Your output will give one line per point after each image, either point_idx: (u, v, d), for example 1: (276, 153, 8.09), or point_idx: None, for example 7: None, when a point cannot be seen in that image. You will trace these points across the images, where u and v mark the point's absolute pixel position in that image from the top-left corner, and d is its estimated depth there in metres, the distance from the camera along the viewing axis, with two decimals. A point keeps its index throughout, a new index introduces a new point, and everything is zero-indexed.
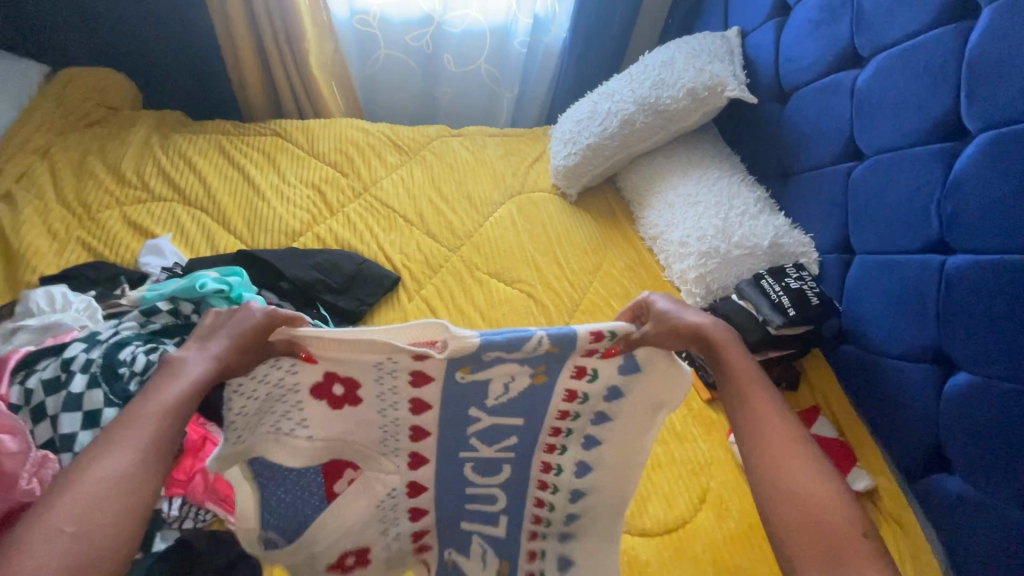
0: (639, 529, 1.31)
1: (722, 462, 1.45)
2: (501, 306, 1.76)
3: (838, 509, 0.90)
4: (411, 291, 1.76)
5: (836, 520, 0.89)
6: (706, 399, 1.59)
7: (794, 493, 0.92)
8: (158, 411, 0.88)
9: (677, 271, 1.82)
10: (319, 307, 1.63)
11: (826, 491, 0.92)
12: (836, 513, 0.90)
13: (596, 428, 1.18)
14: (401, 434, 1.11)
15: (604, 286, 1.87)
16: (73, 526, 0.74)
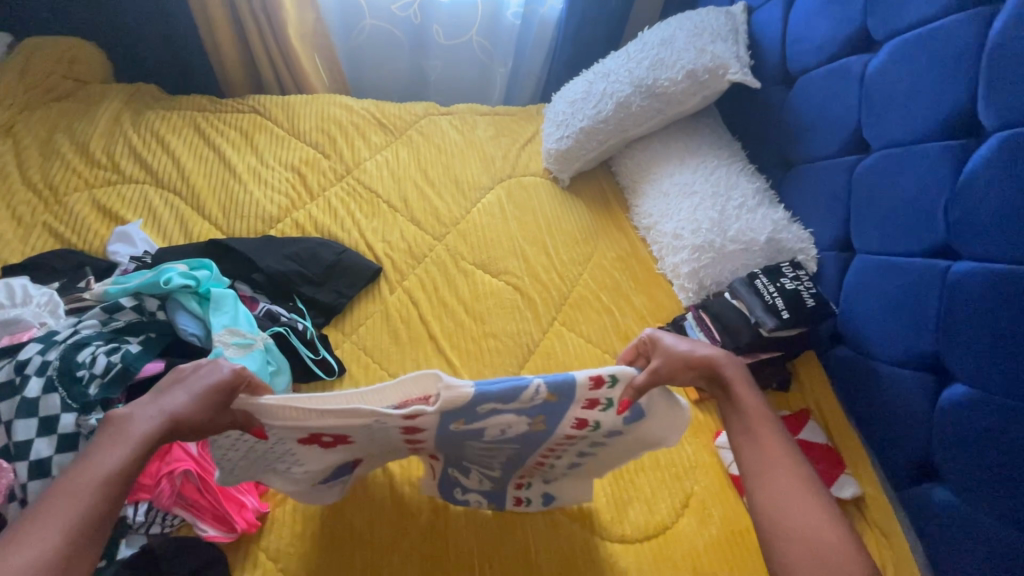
0: (619, 535, 1.29)
1: (707, 466, 1.42)
2: (486, 299, 1.70)
3: (837, 542, 0.96)
4: (393, 283, 1.69)
5: (835, 552, 0.95)
6: (694, 400, 1.54)
7: (795, 526, 0.98)
8: (91, 483, 0.84)
9: (671, 265, 1.76)
10: (296, 299, 1.57)
11: (825, 523, 0.98)
12: (835, 545, 0.96)
13: (586, 452, 1.19)
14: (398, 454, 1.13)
15: (594, 278, 1.81)
16: None
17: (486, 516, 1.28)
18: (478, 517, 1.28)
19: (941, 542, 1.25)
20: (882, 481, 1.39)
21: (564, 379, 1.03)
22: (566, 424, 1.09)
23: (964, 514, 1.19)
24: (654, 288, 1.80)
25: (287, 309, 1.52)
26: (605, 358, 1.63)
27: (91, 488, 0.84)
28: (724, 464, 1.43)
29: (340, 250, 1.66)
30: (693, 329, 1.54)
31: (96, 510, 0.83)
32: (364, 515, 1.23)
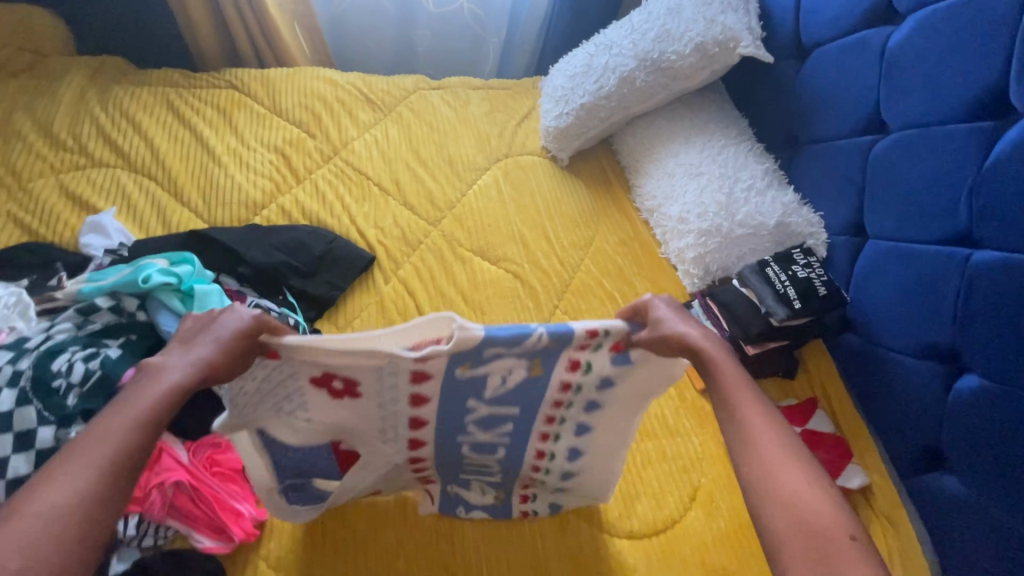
0: (627, 531, 1.27)
1: (714, 458, 1.40)
2: (485, 287, 1.63)
3: (837, 515, 0.85)
4: (387, 272, 1.62)
5: (833, 527, 0.84)
6: (699, 390, 1.52)
7: (788, 498, 0.87)
8: (124, 429, 0.80)
9: (675, 250, 1.70)
10: (286, 293, 1.49)
11: (824, 497, 0.87)
12: (835, 520, 0.85)
13: (585, 417, 1.13)
14: (400, 424, 1.05)
15: (596, 264, 1.74)
16: (15, 562, 0.68)
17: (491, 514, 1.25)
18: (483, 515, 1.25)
19: (946, 530, 1.26)
20: (889, 470, 1.37)
21: (561, 332, 0.96)
22: (553, 389, 1.05)
23: (973, 505, 1.19)
24: (657, 273, 1.74)
25: (277, 303, 1.44)
26: None
27: (125, 432, 0.80)
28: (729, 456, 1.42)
29: (331, 239, 1.58)
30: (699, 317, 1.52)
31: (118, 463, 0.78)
32: (366, 519, 1.20)
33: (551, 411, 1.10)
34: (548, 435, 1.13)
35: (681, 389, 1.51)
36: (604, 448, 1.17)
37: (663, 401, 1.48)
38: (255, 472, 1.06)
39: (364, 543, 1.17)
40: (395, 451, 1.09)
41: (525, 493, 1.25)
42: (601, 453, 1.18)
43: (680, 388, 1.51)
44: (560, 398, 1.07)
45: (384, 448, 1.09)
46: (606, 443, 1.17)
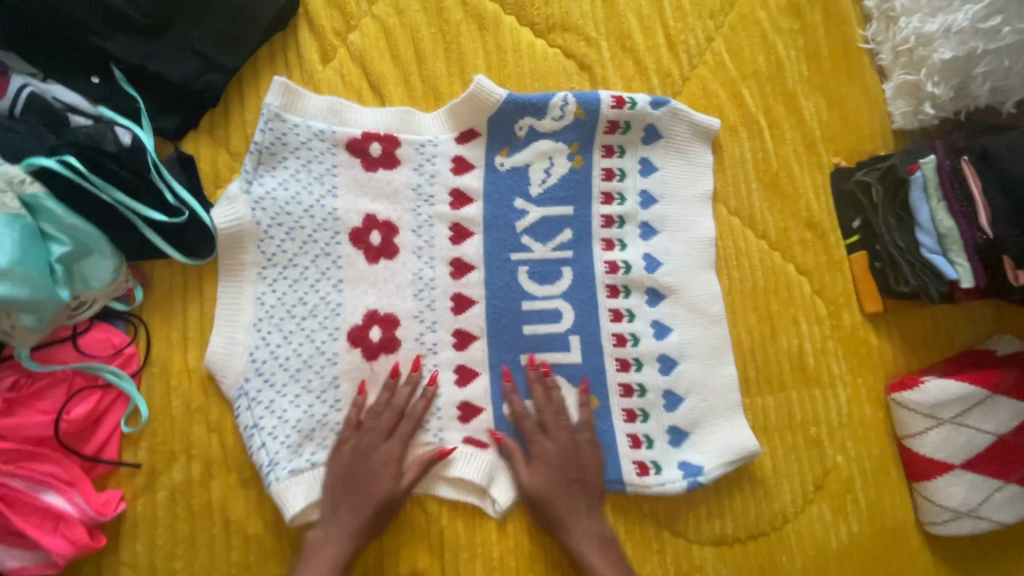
0: (714, 535, 0.81)
1: (865, 425, 0.87)
2: (524, 79, 0.84)
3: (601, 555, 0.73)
4: (325, 36, 0.80)
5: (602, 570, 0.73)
6: (869, 313, 0.89)
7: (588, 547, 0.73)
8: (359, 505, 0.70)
9: (910, 33, 0.84)
10: (98, 68, 0.70)
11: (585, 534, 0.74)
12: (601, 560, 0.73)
13: (658, 281, 0.83)
14: (441, 301, 0.78)
15: (733, 54, 0.91)
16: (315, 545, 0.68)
17: (496, 549, 0.75)
18: (484, 539, 0.75)
19: None
20: None
21: (611, 481, 0.78)
22: (606, 346, 0.80)
23: None
24: (841, 85, 0.92)
25: (91, 100, 0.70)
26: (735, 226, 0.89)
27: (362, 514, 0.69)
28: (894, 428, 0.87)
29: None
30: (924, 193, 0.81)
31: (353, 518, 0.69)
32: None
33: (614, 304, 0.81)
34: (618, 264, 0.82)
35: (837, 308, 0.89)
36: (688, 275, 0.84)
37: (803, 327, 0.88)
38: (231, 226, 0.72)
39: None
40: (432, 271, 0.78)
41: (608, 193, 0.84)
42: (684, 234, 0.85)
43: (844, 288, 0.89)
44: (620, 332, 0.81)
45: (422, 240, 0.79)
46: (685, 247, 0.85)
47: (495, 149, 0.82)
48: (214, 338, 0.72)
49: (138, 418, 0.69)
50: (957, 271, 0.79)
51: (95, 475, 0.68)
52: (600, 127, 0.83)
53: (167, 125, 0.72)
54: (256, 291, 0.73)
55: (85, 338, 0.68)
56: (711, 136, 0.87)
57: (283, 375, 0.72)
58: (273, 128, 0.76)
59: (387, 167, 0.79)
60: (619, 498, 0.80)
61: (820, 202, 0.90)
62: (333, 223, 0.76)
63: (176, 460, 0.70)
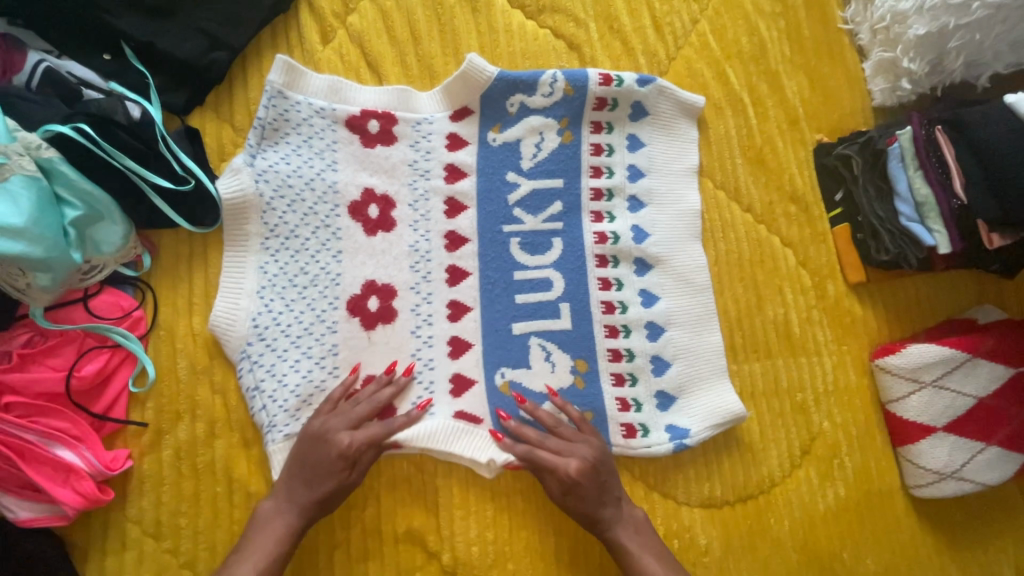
0: (703, 497, 0.83)
1: (851, 391, 0.89)
2: (516, 58, 0.88)
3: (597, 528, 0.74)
4: (325, 18, 0.84)
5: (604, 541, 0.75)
6: (854, 281, 0.91)
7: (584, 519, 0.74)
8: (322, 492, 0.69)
9: (886, 11, 0.88)
10: (110, 46, 0.74)
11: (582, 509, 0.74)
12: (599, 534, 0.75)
13: (646, 252, 0.86)
14: (435, 272, 0.81)
15: (717, 35, 0.94)
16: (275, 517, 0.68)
17: (489, 509, 0.77)
18: (477, 498, 0.77)
19: None
20: None
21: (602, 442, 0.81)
22: (595, 313, 0.83)
23: None
24: (822, 64, 0.95)
25: (103, 76, 0.74)
26: (721, 199, 0.92)
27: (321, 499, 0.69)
28: (878, 393, 0.89)
29: None
30: (901, 163, 0.85)
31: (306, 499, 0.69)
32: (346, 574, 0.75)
33: (603, 272, 0.84)
34: (607, 235, 0.85)
35: (822, 278, 0.91)
36: (675, 248, 0.87)
37: (788, 296, 0.90)
38: (234, 195, 0.75)
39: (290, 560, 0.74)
40: (427, 241, 0.81)
41: (596, 167, 0.87)
42: (672, 207, 0.88)
43: (828, 263, 0.91)
44: (609, 299, 0.84)
45: (418, 213, 0.82)
46: (672, 219, 0.88)
47: (487, 125, 0.85)
48: (217, 303, 0.74)
49: (145, 378, 0.72)
50: (934, 237, 0.82)
51: (104, 433, 0.71)
52: (589, 104, 0.86)
53: (174, 100, 0.76)
54: (258, 259, 0.76)
55: (95, 300, 0.71)
56: (695, 113, 0.91)
57: (284, 340, 0.75)
58: (277, 103, 0.79)
59: (385, 144, 0.82)
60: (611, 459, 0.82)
61: (803, 173, 0.93)
62: (333, 196, 0.79)
63: (182, 420, 0.73)
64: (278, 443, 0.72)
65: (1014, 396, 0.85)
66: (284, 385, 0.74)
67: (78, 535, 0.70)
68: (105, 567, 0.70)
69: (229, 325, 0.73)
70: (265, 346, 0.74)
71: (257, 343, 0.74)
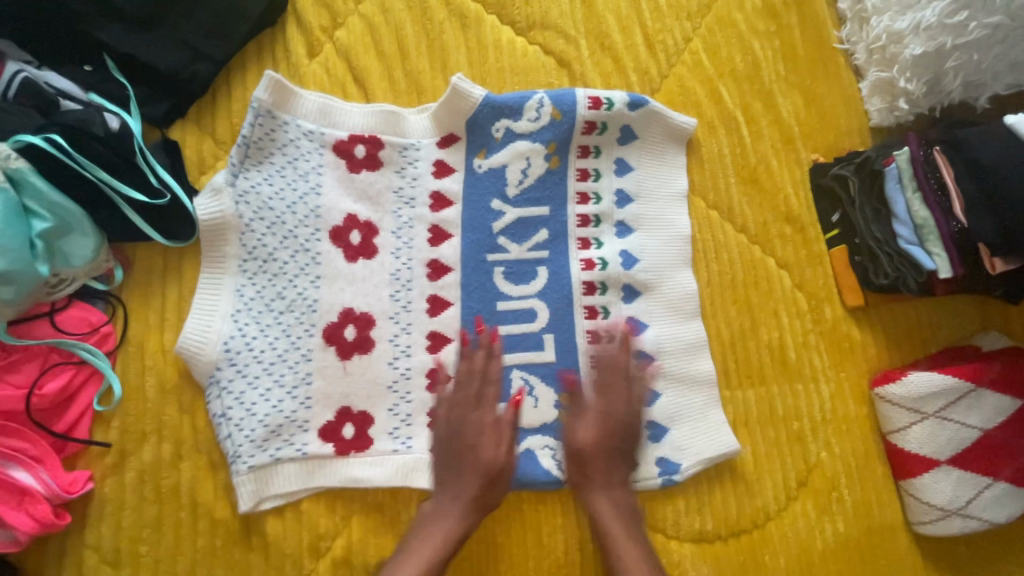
0: (692, 532, 0.79)
1: (850, 421, 0.85)
2: (505, 76, 0.87)
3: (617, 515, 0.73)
4: (312, 33, 0.84)
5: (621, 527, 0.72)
6: (853, 308, 0.88)
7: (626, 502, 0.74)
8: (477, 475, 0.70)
9: (882, 31, 0.86)
10: (93, 57, 0.74)
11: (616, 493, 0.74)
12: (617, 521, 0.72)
13: (635, 275, 0.83)
14: (415, 300, 0.78)
15: (710, 53, 0.93)
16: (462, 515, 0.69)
17: (465, 541, 0.74)
18: None
19: None
20: None
21: None
22: (580, 343, 0.80)
23: None
24: (819, 83, 0.94)
25: (83, 87, 0.73)
26: (714, 219, 0.89)
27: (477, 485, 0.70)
28: (878, 424, 0.85)
29: None
30: (898, 185, 0.82)
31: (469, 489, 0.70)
32: None
33: (590, 301, 0.82)
34: (594, 262, 0.83)
35: (819, 302, 0.88)
36: (665, 271, 0.84)
37: (783, 320, 0.87)
38: (211, 216, 0.73)
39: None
40: (408, 268, 0.79)
41: (584, 193, 0.85)
42: (662, 230, 0.86)
43: (824, 292, 0.88)
44: (595, 329, 0.81)
45: (400, 239, 0.80)
46: (663, 243, 0.86)
47: (473, 151, 0.83)
48: (188, 325, 0.72)
49: (111, 396, 0.70)
50: (934, 262, 0.79)
51: (64, 454, 0.68)
52: (578, 128, 0.84)
53: (154, 113, 0.75)
54: (234, 282, 0.74)
55: (62, 315, 0.69)
56: (686, 135, 0.89)
57: (256, 367, 0.72)
58: (261, 122, 0.77)
59: (369, 169, 0.80)
60: None
61: (799, 194, 0.90)
62: (314, 220, 0.77)
63: (147, 440, 0.70)
64: (243, 473, 0.70)
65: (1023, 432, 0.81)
66: (254, 412, 0.71)
67: (33, 560, 0.67)
68: None
69: (200, 351, 0.71)
70: (236, 373, 0.71)
71: (229, 368, 0.71)
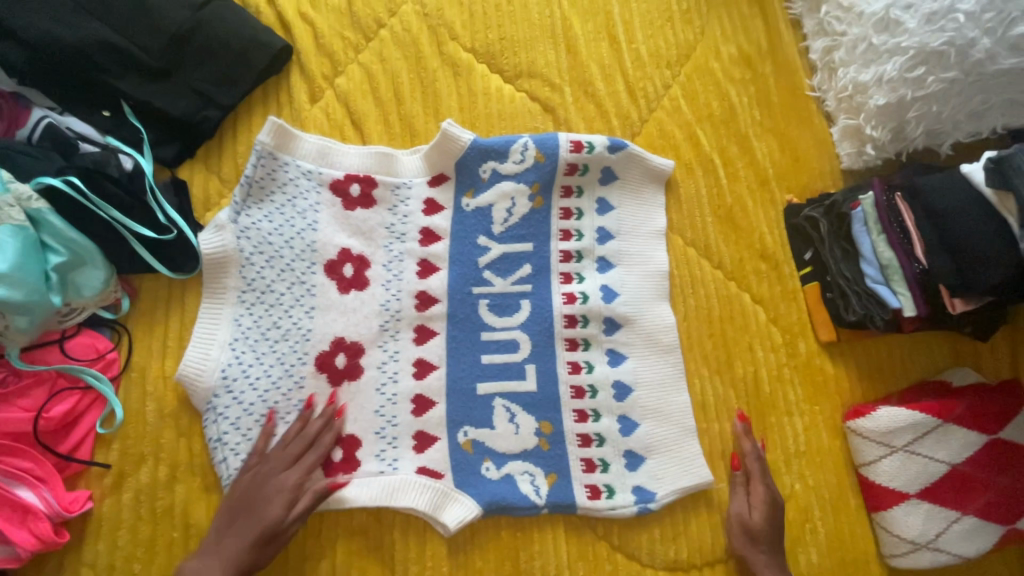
0: (668, 561, 0.81)
1: (825, 454, 0.87)
2: (493, 120, 0.92)
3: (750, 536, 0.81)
4: (314, 80, 0.90)
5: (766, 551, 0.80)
6: (826, 342, 0.91)
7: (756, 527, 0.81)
8: (257, 531, 0.69)
9: (848, 82, 0.91)
10: (110, 104, 0.80)
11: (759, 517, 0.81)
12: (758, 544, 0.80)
13: (614, 309, 0.87)
14: (403, 330, 0.83)
15: (689, 99, 0.99)
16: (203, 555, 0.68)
17: (446, 564, 0.76)
18: (434, 554, 0.77)
19: None
20: None
21: (566, 504, 0.79)
22: (561, 374, 0.84)
23: None
24: (792, 128, 0.99)
25: (101, 131, 0.79)
26: (691, 255, 0.93)
27: (251, 542, 0.68)
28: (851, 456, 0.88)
29: (201, 4, 0.83)
30: (864, 227, 0.87)
31: (233, 548, 0.68)
32: None
33: (570, 333, 0.85)
34: (575, 296, 0.87)
35: (793, 337, 0.91)
36: (643, 305, 0.88)
37: (758, 354, 0.90)
38: (216, 249, 0.78)
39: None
40: (397, 299, 0.83)
41: (567, 230, 0.90)
42: (640, 267, 0.90)
43: (797, 328, 0.91)
44: (575, 360, 0.85)
45: (391, 272, 0.84)
46: (641, 278, 0.90)
47: (461, 191, 0.88)
48: (189, 352, 0.76)
49: (113, 420, 0.74)
50: (899, 300, 0.83)
51: (66, 475, 0.72)
52: (560, 170, 0.89)
53: (165, 154, 0.81)
54: (233, 312, 0.79)
55: (71, 342, 0.74)
56: (665, 176, 0.94)
57: (251, 393, 0.76)
58: (263, 163, 0.83)
59: (363, 207, 0.86)
60: (573, 520, 0.80)
61: (773, 233, 0.94)
62: (310, 254, 0.82)
63: (145, 462, 0.74)
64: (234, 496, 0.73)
65: (991, 465, 0.83)
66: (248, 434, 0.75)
67: None
68: None
69: (198, 378, 0.75)
70: (232, 399, 0.76)
71: (225, 394, 0.76)
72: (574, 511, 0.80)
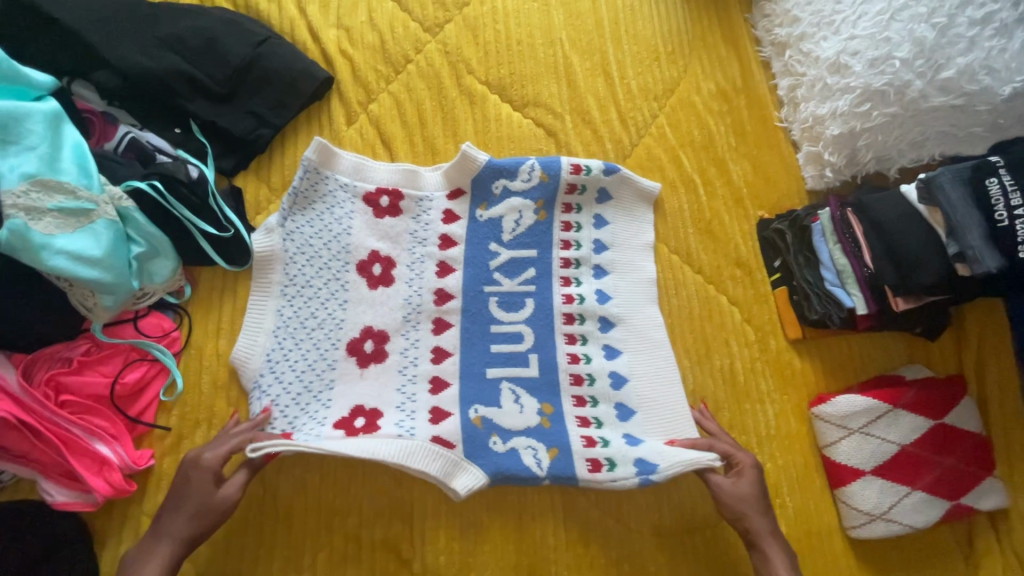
0: (653, 527, 0.91)
1: (795, 440, 0.99)
2: (503, 142, 1.07)
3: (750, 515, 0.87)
4: (351, 105, 1.05)
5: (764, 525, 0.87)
6: (794, 340, 1.03)
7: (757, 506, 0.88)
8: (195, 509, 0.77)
9: (809, 114, 1.06)
10: (182, 123, 0.95)
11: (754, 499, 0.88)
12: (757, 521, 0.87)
13: (608, 307, 1.00)
14: (423, 322, 0.95)
15: (673, 128, 1.13)
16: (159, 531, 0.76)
17: (457, 523, 0.87)
18: (446, 514, 0.88)
19: None
20: None
21: (567, 477, 0.88)
22: (562, 364, 0.96)
23: None
24: (763, 153, 1.13)
25: (173, 145, 0.94)
26: (675, 262, 1.07)
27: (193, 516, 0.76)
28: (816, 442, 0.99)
29: (261, 41, 0.99)
30: (823, 238, 1.01)
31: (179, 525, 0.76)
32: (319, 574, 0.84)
33: (570, 328, 0.98)
34: (574, 296, 1.00)
35: (764, 335, 1.03)
36: (632, 305, 1.01)
37: (734, 349, 1.02)
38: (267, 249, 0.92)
39: (202, 549, 0.84)
40: (418, 294, 0.96)
41: (567, 240, 1.03)
42: (631, 274, 1.04)
43: (769, 329, 1.03)
44: (573, 350, 0.97)
45: (413, 272, 0.97)
46: (632, 283, 1.03)
47: (476, 203, 1.02)
48: (240, 339, 0.89)
49: (174, 389, 0.86)
50: (852, 300, 0.97)
51: (134, 434, 0.84)
52: (562, 189, 1.04)
53: (225, 165, 0.96)
54: (276, 302, 0.92)
55: (143, 321, 0.87)
56: (652, 195, 1.08)
57: (291, 372, 0.88)
58: (308, 176, 0.97)
59: (391, 215, 0.99)
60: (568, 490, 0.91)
61: (747, 243, 1.08)
62: (345, 255, 0.96)
63: (199, 427, 0.85)
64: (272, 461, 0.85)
65: (936, 447, 0.95)
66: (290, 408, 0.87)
67: (99, 522, 0.81)
68: (118, 554, 0.80)
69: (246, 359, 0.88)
70: (275, 377, 0.88)
71: (269, 373, 0.88)
72: (574, 482, 0.88)
